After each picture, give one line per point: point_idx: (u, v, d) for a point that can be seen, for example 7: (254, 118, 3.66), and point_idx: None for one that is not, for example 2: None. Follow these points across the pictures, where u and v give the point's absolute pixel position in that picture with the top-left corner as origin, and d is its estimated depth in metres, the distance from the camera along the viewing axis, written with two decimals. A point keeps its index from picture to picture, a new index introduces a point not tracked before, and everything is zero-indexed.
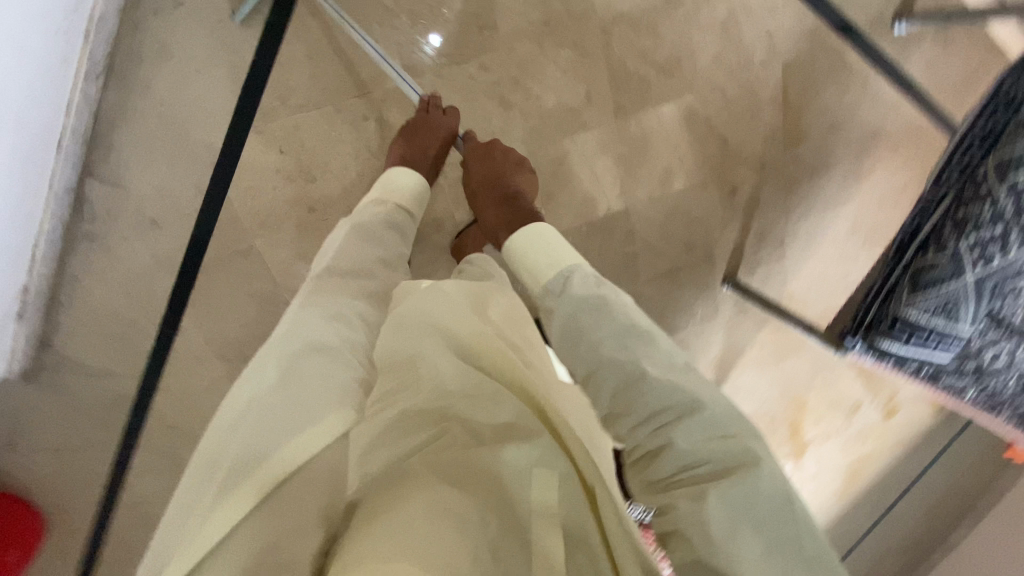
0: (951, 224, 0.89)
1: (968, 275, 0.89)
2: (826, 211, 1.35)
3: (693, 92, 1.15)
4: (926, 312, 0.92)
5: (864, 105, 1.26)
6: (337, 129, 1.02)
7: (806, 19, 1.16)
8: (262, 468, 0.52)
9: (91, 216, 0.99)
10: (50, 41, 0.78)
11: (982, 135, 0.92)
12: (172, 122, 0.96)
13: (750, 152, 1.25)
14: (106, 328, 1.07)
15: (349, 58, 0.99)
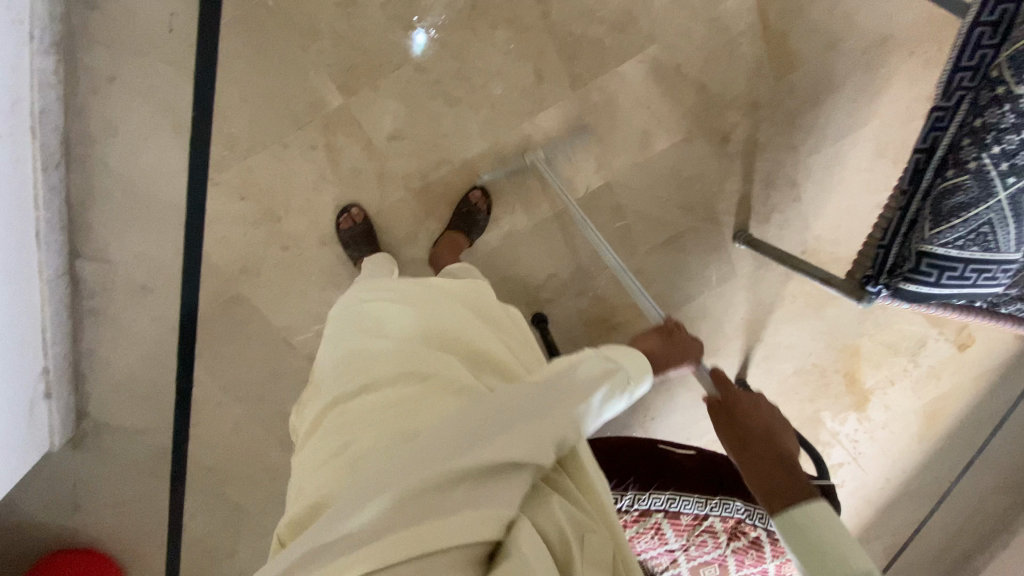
0: (968, 137, 0.77)
1: (998, 193, 0.77)
2: (840, 139, 1.19)
3: (654, 43, 1.05)
4: (954, 245, 0.81)
5: (860, 11, 1.10)
6: (289, 165, 1.01)
7: None
8: (452, 516, 0.45)
9: (89, 292, 1.05)
10: (1, 145, 0.82)
11: (993, 26, 0.77)
12: (133, 192, 0.99)
13: (736, 92, 1.12)
14: (131, 390, 1.15)
15: (282, 91, 0.96)
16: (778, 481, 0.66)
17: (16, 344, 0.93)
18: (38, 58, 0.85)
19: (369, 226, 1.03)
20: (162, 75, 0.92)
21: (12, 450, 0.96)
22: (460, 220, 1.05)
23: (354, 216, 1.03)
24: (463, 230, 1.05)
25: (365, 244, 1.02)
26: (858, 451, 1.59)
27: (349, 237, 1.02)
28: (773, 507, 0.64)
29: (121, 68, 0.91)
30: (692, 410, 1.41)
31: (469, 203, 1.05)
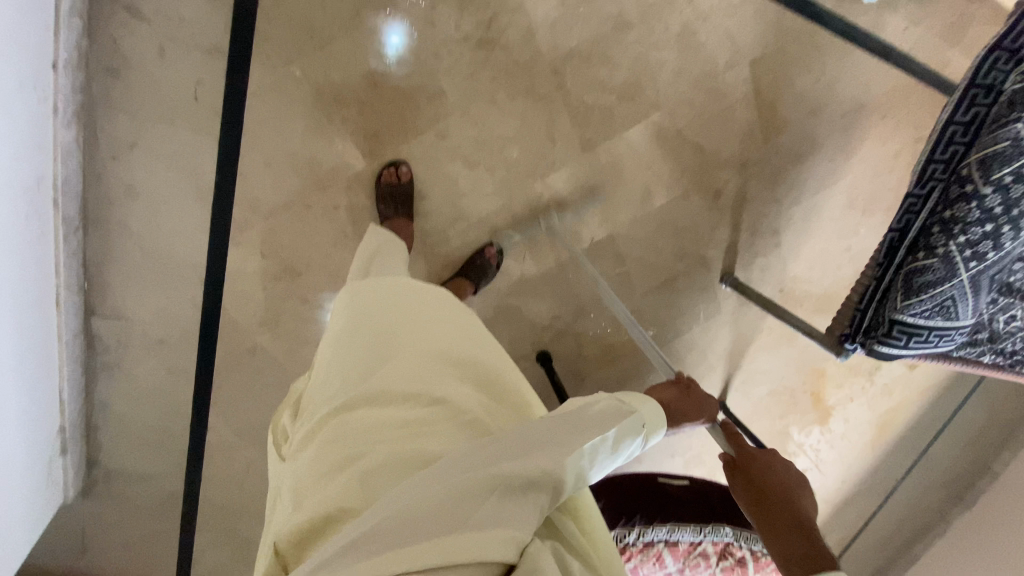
0: (939, 225, 0.88)
1: (961, 274, 0.89)
2: (818, 193, 1.31)
3: (659, 110, 1.11)
4: (922, 315, 0.93)
5: (844, 80, 1.20)
6: (310, 224, 1.02)
7: (766, 7, 1.09)
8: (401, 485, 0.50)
9: (103, 347, 1.05)
10: (28, 224, 0.81)
11: (964, 126, 0.88)
12: (152, 253, 0.99)
13: (730, 153, 1.20)
14: (144, 437, 1.16)
15: (306, 157, 0.97)
16: (804, 553, 0.61)
17: (34, 412, 0.93)
18: (62, 132, 0.83)
19: (412, 189, 1.02)
20: (185, 143, 0.92)
21: (30, 514, 0.96)
22: (470, 271, 1.08)
23: (401, 173, 1.00)
24: (472, 277, 1.08)
25: (400, 204, 1.01)
26: (821, 458, 1.76)
27: (388, 193, 0.99)
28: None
29: (144, 135, 0.90)
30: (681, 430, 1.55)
31: (482, 257, 1.09)
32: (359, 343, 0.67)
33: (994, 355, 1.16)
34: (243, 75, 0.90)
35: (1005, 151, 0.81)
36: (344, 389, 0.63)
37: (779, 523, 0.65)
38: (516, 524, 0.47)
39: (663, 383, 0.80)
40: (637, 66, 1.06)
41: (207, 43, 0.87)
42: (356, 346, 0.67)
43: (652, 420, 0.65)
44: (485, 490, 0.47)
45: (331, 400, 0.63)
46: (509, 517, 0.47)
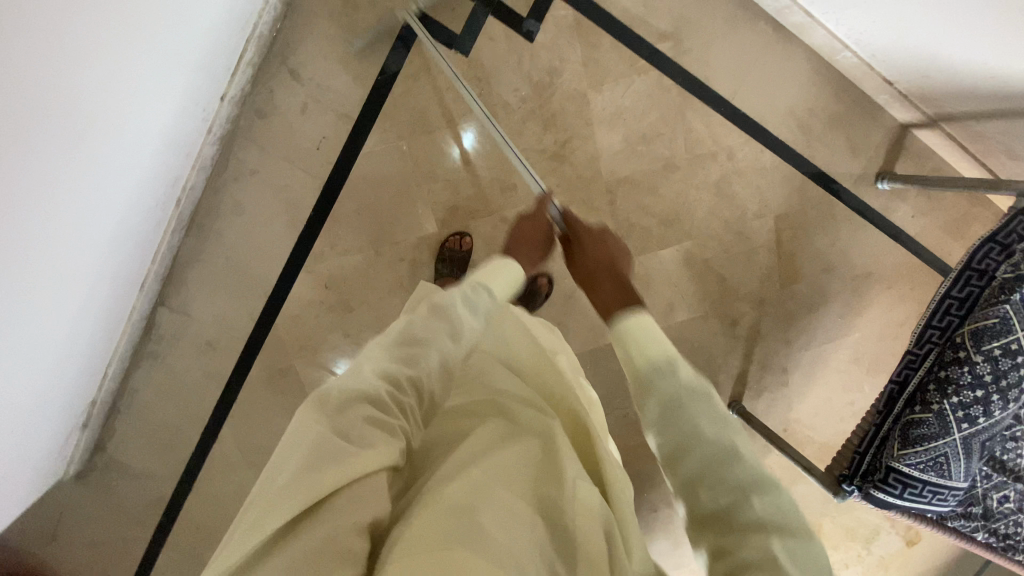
0: (934, 383, 0.97)
1: (953, 433, 0.96)
2: (825, 343, 1.41)
3: (692, 239, 1.28)
4: (917, 466, 0.98)
5: (856, 249, 1.36)
6: (374, 269, 1.15)
7: (794, 175, 1.28)
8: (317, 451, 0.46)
9: (157, 336, 1.14)
10: (153, 211, 0.97)
11: (958, 301, 1.01)
12: (233, 262, 1.12)
13: (749, 289, 1.34)
14: (156, 432, 1.19)
15: (390, 213, 1.13)
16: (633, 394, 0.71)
17: (84, 376, 1.01)
18: (206, 147, 1.02)
19: (469, 258, 1.14)
20: (296, 180, 1.09)
21: (36, 469, 1.01)
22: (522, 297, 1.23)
23: (464, 242, 1.14)
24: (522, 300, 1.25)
25: (456, 267, 1.14)
26: None
27: (449, 256, 1.13)
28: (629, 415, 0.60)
29: (265, 167, 1.08)
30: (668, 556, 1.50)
31: (535, 284, 1.24)
32: None
33: (988, 534, 1.17)
34: (361, 140, 1.08)
35: (995, 327, 0.93)
36: None
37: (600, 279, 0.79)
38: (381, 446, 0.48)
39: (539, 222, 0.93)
40: (679, 200, 1.25)
41: (340, 109, 1.07)
42: None
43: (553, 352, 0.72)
44: (337, 406, 0.49)
45: None
46: (381, 445, 0.48)
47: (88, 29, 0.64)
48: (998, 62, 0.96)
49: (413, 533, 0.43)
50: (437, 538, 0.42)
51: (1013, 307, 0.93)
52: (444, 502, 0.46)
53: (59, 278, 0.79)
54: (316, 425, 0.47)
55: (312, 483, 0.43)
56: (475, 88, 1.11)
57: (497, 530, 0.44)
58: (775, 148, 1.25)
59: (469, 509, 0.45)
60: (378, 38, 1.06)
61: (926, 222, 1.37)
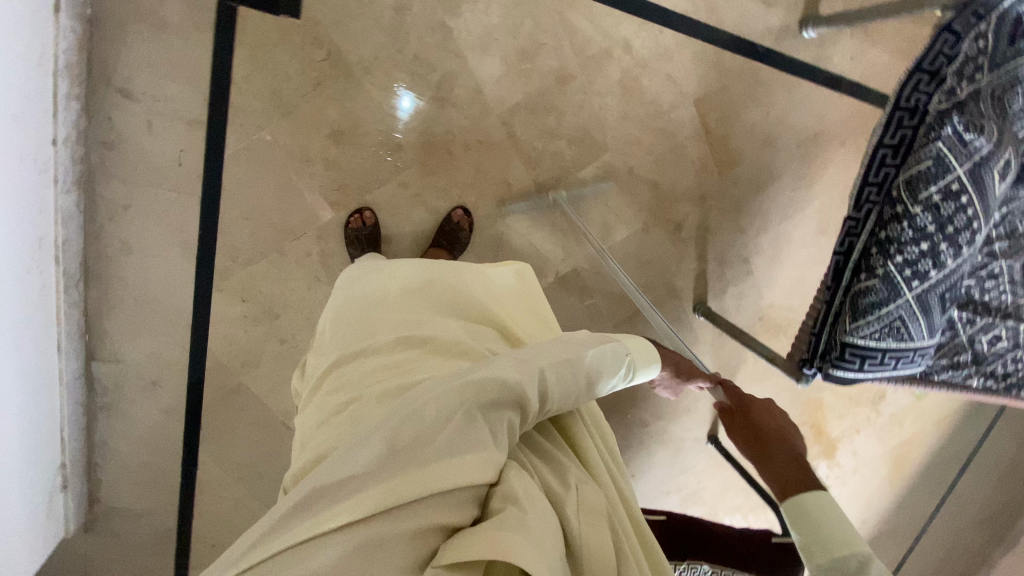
0: (876, 247, 0.89)
1: (905, 294, 0.89)
2: (785, 221, 1.31)
3: (610, 151, 1.18)
4: (872, 337, 0.92)
5: (795, 112, 1.23)
6: (286, 269, 1.11)
7: (706, 50, 1.15)
8: (454, 460, 0.44)
9: (102, 390, 1.14)
10: (29, 278, 0.92)
11: (893, 149, 0.90)
12: (145, 299, 1.09)
13: (686, 187, 1.24)
14: (140, 474, 1.22)
15: (279, 211, 1.07)
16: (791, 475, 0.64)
17: (39, 447, 1.02)
18: (62, 198, 0.96)
19: (377, 232, 1.09)
20: (172, 203, 1.03)
21: (35, 544, 1.04)
22: (443, 239, 1.11)
23: (366, 217, 1.08)
24: (443, 243, 1.12)
25: (367, 245, 1.08)
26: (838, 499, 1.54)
27: (355, 236, 1.07)
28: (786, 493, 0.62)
29: (136, 198, 1.02)
30: (672, 464, 1.51)
31: (452, 221, 1.12)
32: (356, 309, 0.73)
33: (982, 378, 1.12)
34: (220, 143, 1.01)
35: (930, 171, 0.83)
36: (343, 346, 0.69)
37: (774, 454, 0.69)
38: (490, 444, 0.47)
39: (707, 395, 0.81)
40: (583, 113, 1.14)
41: (188, 116, 0.99)
42: (352, 307, 0.73)
43: (640, 356, 0.66)
44: (460, 407, 0.46)
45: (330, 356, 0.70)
46: (481, 439, 0.46)
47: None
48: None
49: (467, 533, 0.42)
50: (492, 533, 0.41)
51: (946, 143, 0.82)
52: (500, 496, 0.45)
53: None
54: (431, 413, 0.46)
55: (387, 474, 0.43)
56: (320, 51, 1.00)
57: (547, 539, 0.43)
58: (675, 25, 1.12)
59: (517, 503, 0.44)
60: (198, 28, 0.95)
61: (866, 61, 1.23)
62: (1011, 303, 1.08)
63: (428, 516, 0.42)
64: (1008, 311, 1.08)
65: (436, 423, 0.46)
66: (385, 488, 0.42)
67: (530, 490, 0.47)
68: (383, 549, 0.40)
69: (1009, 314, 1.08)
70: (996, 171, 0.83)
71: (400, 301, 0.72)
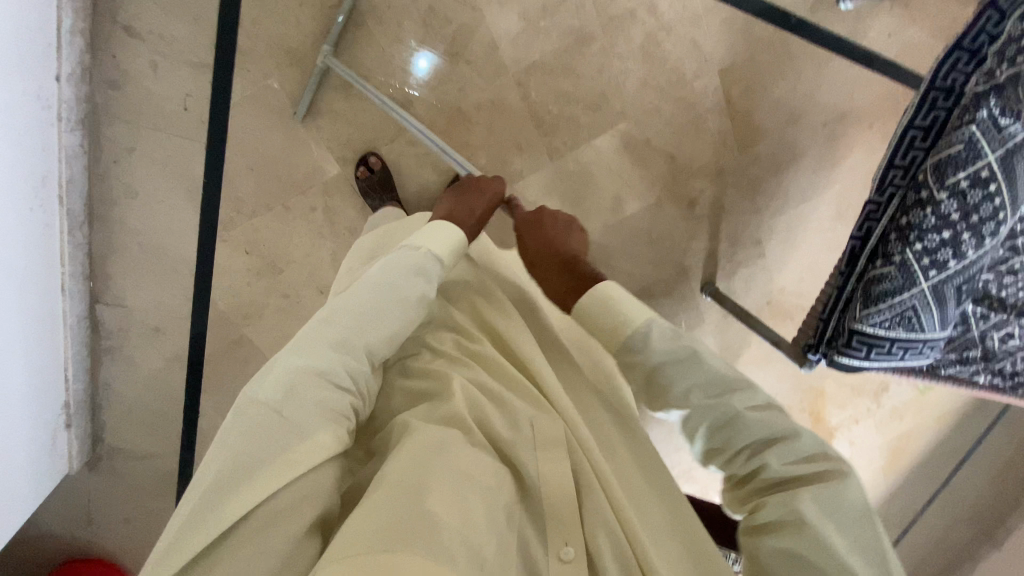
0: (896, 233, 0.85)
1: (920, 283, 0.86)
2: (803, 204, 1.27)
3: (627, 119, 1.13)
4: (882, 325, 0.89)
5: (825, 88, 1.18)
6: (291, 223, 1.09)
7: (735, 19, 1.10)
8: (302, 448, 0.52)
9: (107, 333, 1.16)
10: (33, 215, 0.91)
11: (923, 131, 0.86)
12: (149, 246, 1.09)
13: (704, 162, 1.20)
14: (143, 417, 1.24)
15: (285, 162, 1.05)
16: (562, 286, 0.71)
17: (44, 384, 1.04)
18: (66, 136, 0.94)
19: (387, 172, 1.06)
20: (177, 148, 1.02)
21: (37, 476, 1.06)
22: None
23: (371, 164, 1.05)
24: None
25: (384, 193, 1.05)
26: None
27: (367, 186, 1.04)
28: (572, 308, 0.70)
29: (141, 141, 1.00)
30: (668, 442, 1.51)
31: (459, 183, 1.08)
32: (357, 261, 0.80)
33: (991, 375, 1.10)
34: (227, 88, 0.99)
35: (960, 155, 0.79)
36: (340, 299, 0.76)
37: (554, 269, 0.74)
38: (317, 431, 0.53)
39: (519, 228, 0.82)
40: (601, 77, 1.09)
41: (195, 59, 0.96)
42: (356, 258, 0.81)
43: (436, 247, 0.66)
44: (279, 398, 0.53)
45: None
46: (310, 435, 0.53)
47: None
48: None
49: (368, 510, 0.48)
50: (393, 513, 0.47)
51: (980, 127, 0.77)
52: (406, 474, 0.51)
53: None
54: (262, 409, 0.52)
55: (249, 478, 0.49)
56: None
57: (452, 521, 0.49)
58: None
59: (423, 487, 0.50)
60: None
61: (905, 38, 1.17)
62: None
63: (288, 505, 0.50)
64: None
65: (278, 415, 0.52)
66: (253, 490, 0.49)
67: (444, 471, 0.52)
68: (292, 546, 0.48)
69: None
70: None
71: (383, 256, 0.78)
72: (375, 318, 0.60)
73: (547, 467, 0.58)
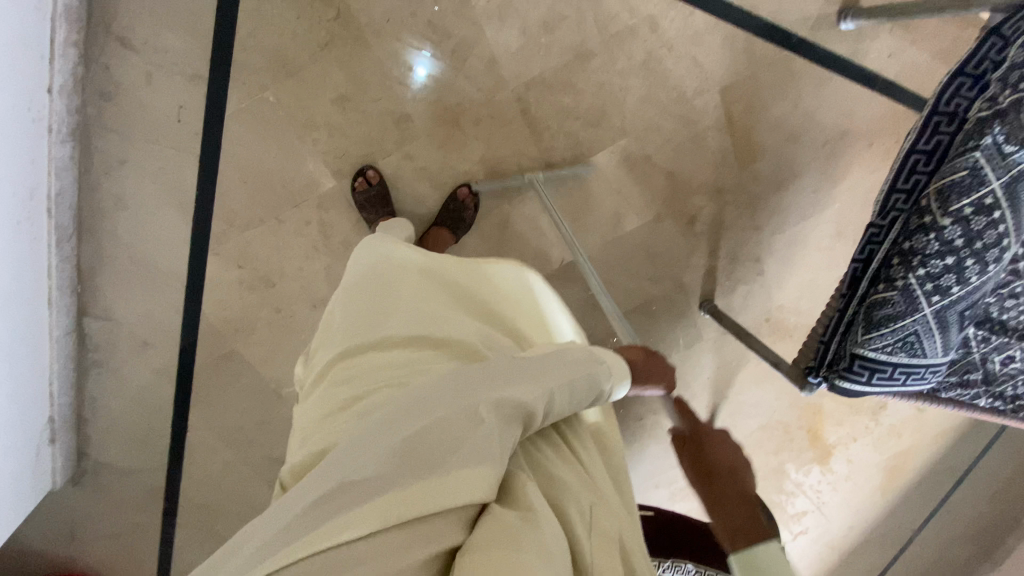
0: (898, 258, 0.85)
1: (922, 308, 0.85)
2: (802, 221, 1.26)
3: (627, 136, 1.12)
4: (883, 350, 0.88)
5: (825, 107, 1.17)
6: (284, 236, 1.08)
7: (736, 36, 1.09)
8: (462, 474, 0.41)
9: (95, 346, 1.13)
10: (20, 229, 0.89)
11: (926, 155, 0.85)
12: (140, 259, 1.07)
13: (703, 179, 1.19)
14: (129, 431, 1.21)
15: (279, 175, 1.03)
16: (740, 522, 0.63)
17: (28, 399, 1.01)
18: (56, 148, 0.92)
19: (384, 188, 1.03)
20: (169, 160, 1.00)
21: (20, 493, 1.03)
22: (446, 218, 1.06)
23: (370, 178, 1.03)
24: (447, 220, 1.07)
25: (379, 207, 1.03)
26: (832, 502, 1.50)
27: (362, 200, 1.02)
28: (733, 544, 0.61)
29: (133, 152, 0.99)
30: (665, 459, 1.50)
31: (456, 199, 1.07)
32: (384, 276, 0.71)
33: (991, 399, 1.09)
34: (221, 100, 0.97)
35: (964, 181, 0.78)
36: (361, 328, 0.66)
37: (726, 500, 0.67)
38: (492, 462, 0.43)
39: (631, 345, 0.79)
40: (601, 94, 1.08)
41: (189, 71, 0.95)
42: (379, 274, 0.71)
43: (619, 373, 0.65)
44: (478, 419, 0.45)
45: (344, 336, 0.66)
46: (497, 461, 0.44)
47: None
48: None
49: (487, 533, 0.39)
50: (503, 544, 0.37)
51: (984, 153, 0.77)
52: (500, 493, 0.42)
53: None
54: (430, 432, 0.43)
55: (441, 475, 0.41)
56: (330, 10, 0.96)
57: (541, 549, 0.39)
58: (706, 7, 1.06)
59: (533, 518, 0.41)
60: None
61: (904, 58, 1.17)
62: None
63: (408, 539, 0.38)
64: None
65: (458, 444, 0.43)
66: (371, 508, 0.38)
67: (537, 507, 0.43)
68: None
69: None
70: None
71: (419, 284, 0.70)
72: (575, 393, 0.57)
73: (601, 546, 0.45)
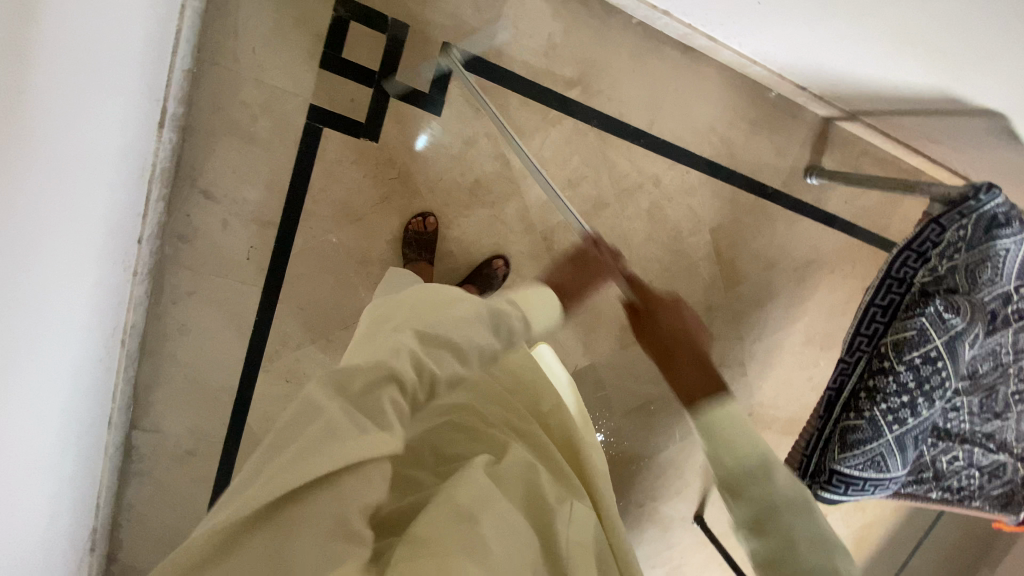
0: (865, 393, 1.03)
1: (885, 434, 1.03)
2: (778, 332, 1.46)
3: (634, 266, 1.30)
4: (856, 466, 1.05)
5: (795, 240, 1.39)
6: (331, 355, 1.18)
7: (724, 188, 1.30)
8: (362, 435, 0.44)
9: (137, 456, 1.17)
10: (98, 365, 0.97)
11: (882, 309, 1.05)
12: (193, 377, 1.15)
13: (696, 298, 1.38)
14: (157, 539, 1.22)
15: (333, 302, 1.15)
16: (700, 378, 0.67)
17: (78, 518, 1.04)
18: (137, 287, 1.02)
19: (435, 237, 1.14)
20: (234, 292, 1.10)
21: None
22: (477, 278, 1.17)
23: (427, 223, 1.12)
24: (477, 283, 1.17)
25: (422, 249, 1.13)
26: None
27: (414, 239, 1.12)
28: (693, 404, 0.65)
29: (200, 286, 1.09)
30: (660, 541, 1.60)
31: (490, 267, 1.17)
32: None
33: (942, 491, 1.27)
34: (287, 242, 1.09)
35: (914, 338, 0.99)
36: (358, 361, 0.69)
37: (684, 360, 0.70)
38: (378, 427, 0.45)
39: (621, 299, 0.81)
40: (614, 234, 1.26)
41: (261, 218, 1.06)
42: None
43: None
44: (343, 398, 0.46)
45: None
46: (367, 425, 0.45)
47: (28, 102, 0.59)
48: (921, 77, 0.95)
49: (440, 532, 0.44)
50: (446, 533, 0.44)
51: (929, 319, 0.99)
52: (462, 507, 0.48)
53: (25, 463, 0.79)
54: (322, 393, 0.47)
55: (319, 455, 0.42)
56: (391, 170, 1.10)
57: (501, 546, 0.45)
58: (701, 166, 1.26)
59: (476, 517, 0.47)
60: (282, 143, 1.03)
61: (856, 203, 1.41)
62: (993, 427, 1.25)
63: (354, 487, 0.42)
64: (984, 434, 1.25)
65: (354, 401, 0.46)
66: (285, 465, 0.41)
67: (498, 510, 0.49)
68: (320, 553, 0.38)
69: (984, 437, 1.25)
70: (965, 343, 1.00)
71: None
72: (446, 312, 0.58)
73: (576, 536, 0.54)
